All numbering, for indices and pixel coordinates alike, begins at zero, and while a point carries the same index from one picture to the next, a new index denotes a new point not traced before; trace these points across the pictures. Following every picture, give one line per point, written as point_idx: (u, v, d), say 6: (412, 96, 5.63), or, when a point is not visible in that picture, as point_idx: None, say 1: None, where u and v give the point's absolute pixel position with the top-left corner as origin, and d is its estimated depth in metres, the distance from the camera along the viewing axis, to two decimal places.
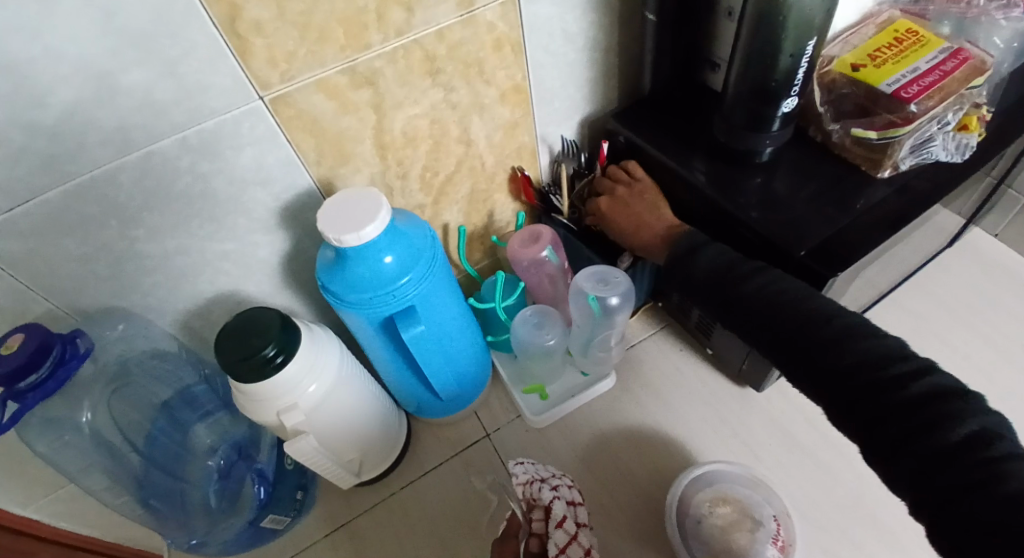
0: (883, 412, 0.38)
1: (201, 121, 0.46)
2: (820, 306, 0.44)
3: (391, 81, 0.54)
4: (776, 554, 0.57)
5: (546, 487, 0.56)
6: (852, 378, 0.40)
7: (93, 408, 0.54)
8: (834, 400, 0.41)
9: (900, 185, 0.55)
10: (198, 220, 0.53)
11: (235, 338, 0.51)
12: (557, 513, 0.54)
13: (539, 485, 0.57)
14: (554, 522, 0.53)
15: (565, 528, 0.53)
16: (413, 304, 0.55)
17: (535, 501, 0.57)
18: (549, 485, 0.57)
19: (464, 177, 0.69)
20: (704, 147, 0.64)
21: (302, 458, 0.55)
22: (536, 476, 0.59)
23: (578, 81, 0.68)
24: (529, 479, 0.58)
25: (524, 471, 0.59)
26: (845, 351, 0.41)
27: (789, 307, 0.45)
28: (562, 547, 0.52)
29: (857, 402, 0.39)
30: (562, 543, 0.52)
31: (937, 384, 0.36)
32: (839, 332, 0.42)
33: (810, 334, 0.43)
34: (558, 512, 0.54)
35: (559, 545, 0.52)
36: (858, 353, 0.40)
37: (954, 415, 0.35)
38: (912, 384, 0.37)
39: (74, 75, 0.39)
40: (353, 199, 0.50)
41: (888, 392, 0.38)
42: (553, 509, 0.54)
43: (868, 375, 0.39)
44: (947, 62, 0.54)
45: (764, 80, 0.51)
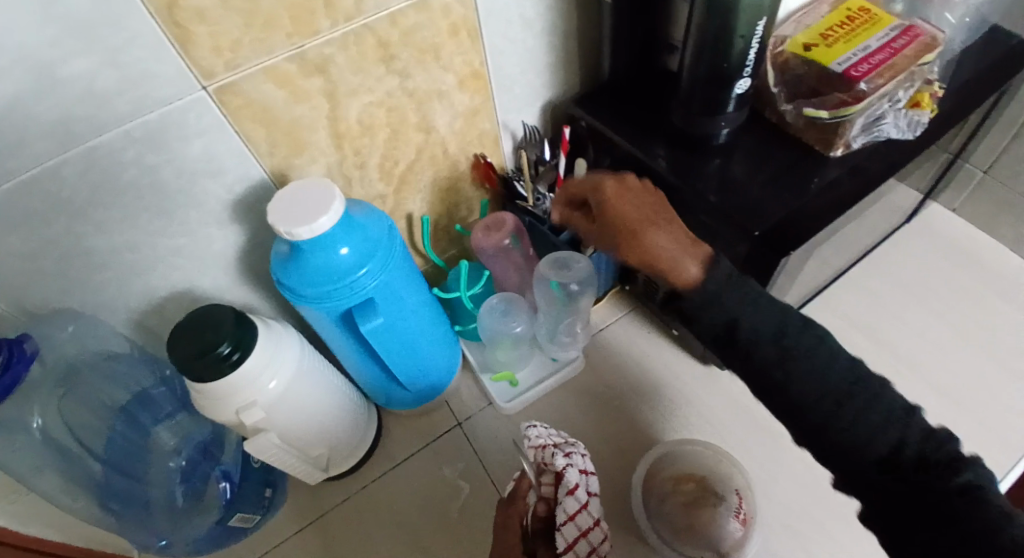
0: (889, 476, 0.35)
1: (145, 113, 0.45)
2: (816, 351, 0.38)
3: (343, 68, 0.53)
4: (738, 527, 0.58)
5: (558, 453, 0.55)
6: (859, 442, 0.36)
7: (44, 412, 0.53)
8: (829, 456, 0.38)
9: (852, 165, 0.56)
10: (146, 215, 0.51)
11: (187, 336, 0.49)
12: (569, 480, 0.53)
13: (551, 451, 0.55)
14: (566, 488, 0.53)
15: (575, 496, 0.52)
16: (373, 296, 0.54)
17: (546, 466, 0.57)
18: (561, 452, 0.56)
19: (426, 166, 0.68)
20: (664, 130, 0.64)
21: (264, 455, 0.55)
22: (550, 441, 0.58)
23: (538, 66, 0.68)
24: (541, 443, 0.57)
25: (538, 436, 0.58)
26: (850, 413, 0.36)
27: (785, 362, 0.38)
28: (571, 515, 0.51)
29: (862, 466, 0.37)
30: (571, 510, 0.51)
31: (932, 435, 0.35)
32: (838, 387, 0.37)
33: (807, 393, 0.38)
34: (572, 479, 0.53)
35: (568, 512, 0.51)
36: (864, 411, 0.36)
37: (955, 468, 0.34)
38: (912, 441, 0.35)
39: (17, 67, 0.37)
40: (304, 190, 0.49)
41: (896, 453, 0.35)
42: (565, 476, 0.53)
43: (876, 438, 0.36)
44: (897, 40, 0.55)
45: (717, 63, 0.52)
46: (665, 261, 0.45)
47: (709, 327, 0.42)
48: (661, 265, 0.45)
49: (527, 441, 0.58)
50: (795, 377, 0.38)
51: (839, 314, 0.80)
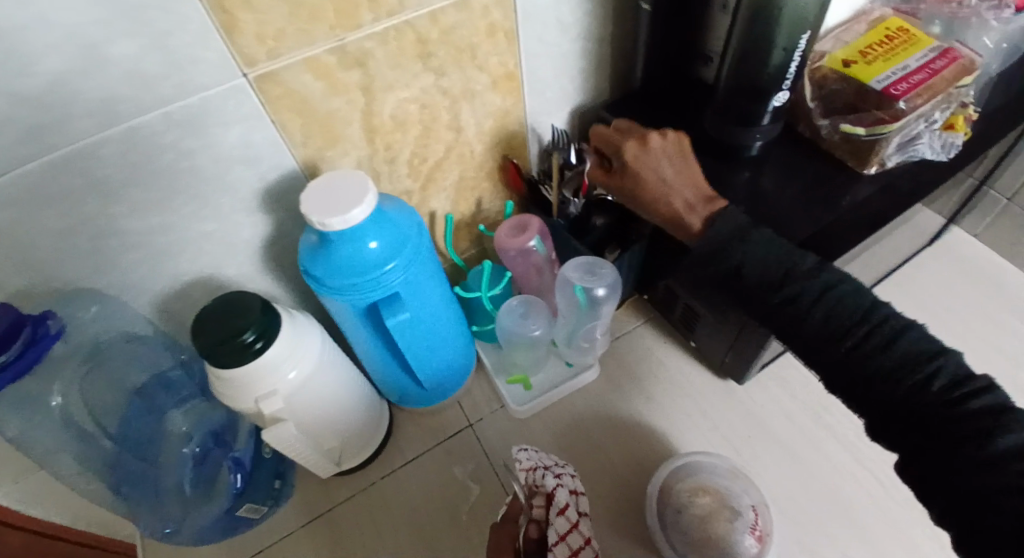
0: (937, 438, 0.36)
1: (186, 97, 0.44)
2: (887, 325, 0.40)
3: (381, 63, 0.53)
4: (754, 543, 0.58)
5: (549, 475, 0.56)
6: (912, 402, 0.37)
7: (64, 391, 0.53)
8: (885, 423, 0.40)
9: (885, 183, 0.56)
10: (179, 199, 0.51)
11: (213, 322, 0.49)
12: (559, 499, 0.52)
13: (542, 472, 0.56)
14: (555, 508, 0.52)
15: (566, 515, 0.52)
16: (397, 291, 0.54)
17: (537, 488, 0.56)
18: (551, 473, 0.57)
19: (454, 164, 0.68)
20: (695, 140, 0.64)
21: (281, 445, 0.54)
22: (540, 464, 0.58)
23: (571, 70, 0.68)
24: (532, 465, 0.57)
25: (528, 458, 0.58)
26: (914, 379, 0.38)
27: (848, 333, 0.41)
28: (561, 535, 0.50)
29: (913, 431, 0.37)
30: (562, 530, 0.50)
31: (958, 376, 0.37)
32: (903, 356, 0.38)
33: (867, 363, 0.40)
34: (561, 499, 0.53)
35: (559, 532, 0.50)
36: (930, 381, 0.37)
37: (1005, 428, 0.33)
38: (968, 403, 0.35)
39: (68, 44, 0.37)
40: (338, 181, 0.49)
41: (946, 414, 0.36)
42: (555, 496, 0.53)
43: (932, 400, 0.37)
44: (936, 61, 0.55)
45: (756, 74, 0.52)
46: (672, 210, 0.53)
47: (764, 294, 0.46)
48: (669, 214, 0.54)
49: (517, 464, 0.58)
50: (853, 348, 0.41)
51: None
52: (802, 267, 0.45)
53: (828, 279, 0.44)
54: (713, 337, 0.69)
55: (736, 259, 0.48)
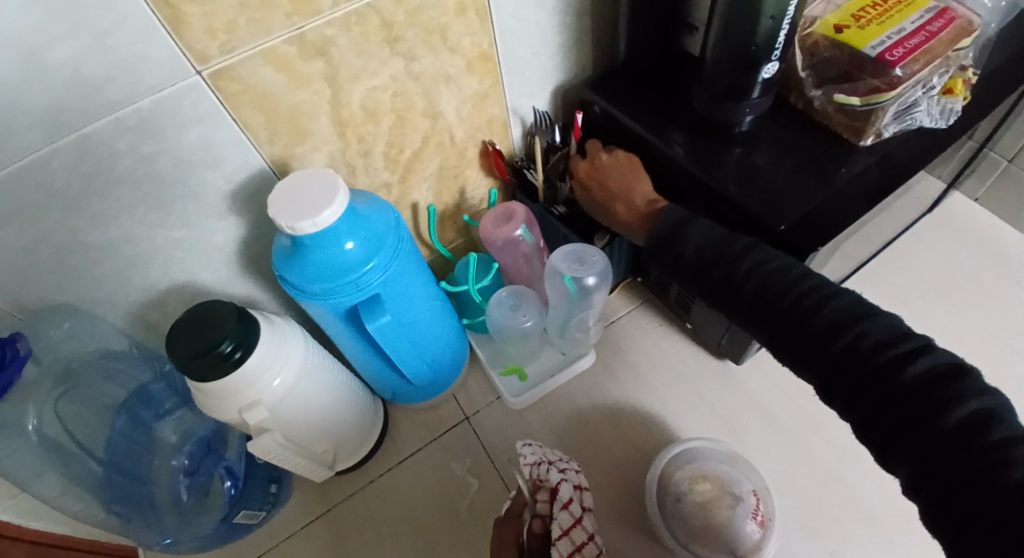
0: (885, 403, 0.34)
1: (136, 101, 0.42)
2: (818, 291, 0.40)
3: (345, 51, 0.50)
4: (756, 529, 0.57)
5: (554, 469, 0.55)
6: (855, 367, 0.36)
7: (39, 412, 0.50)
8: (835, 390, 0.38)
9: (882, 153, 0.53)
10: (143, 206, 0.49)
11: (188, 334, 0.47)
12: (563, 494, 0.52)
13: (547, 467, 0.55)
14: (558, 504, 0.52)
15: (570, 510, 0.51)
16: (378, 292, 0.52)
17: (541, 482, 0.56)
18: (556, 468, 0.56)
19: (433, 153, 0.65)
20: (682, 117, 0.61)
21: (268, 455, 0.53)
22: (544, 458, 0.58)
23: (550, 47, 0.64)
24: (537, 459, 0.57)
25: (532, 453, 0.58)
26: (848, 342, 0.37)
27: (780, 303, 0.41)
28: (565, 529, 0.50)
29: (862, 398, 0.36)
30: (566, 525, 0.50)
31: (909, 348, 0.35)
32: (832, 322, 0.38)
33: (806, 327, 0.39)
34: (565, 494, 0.52)
35: (562, 527, 0.50)
36: (862, 342, 0.36)
37: (944, 388, 0.32)
38: (909, 366, 0.34)
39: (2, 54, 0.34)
40: (307, 181, 0.47)
41: (889, 379, 0.34)
42: (559, 490, 0.53)
43: (871, 363, 0.35)
44: (932, 23, 0.51)
45: (745, 45, 0.48)
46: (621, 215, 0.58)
47: (707, 271, 0.47)
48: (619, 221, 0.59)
49: (522, 459, 0.57)
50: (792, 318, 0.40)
51: None
52: (735, 247, 0.46)
53: (760, 253, 0.44)
54: (709, 319, 0.68)
55: (679, 247, 0.50)
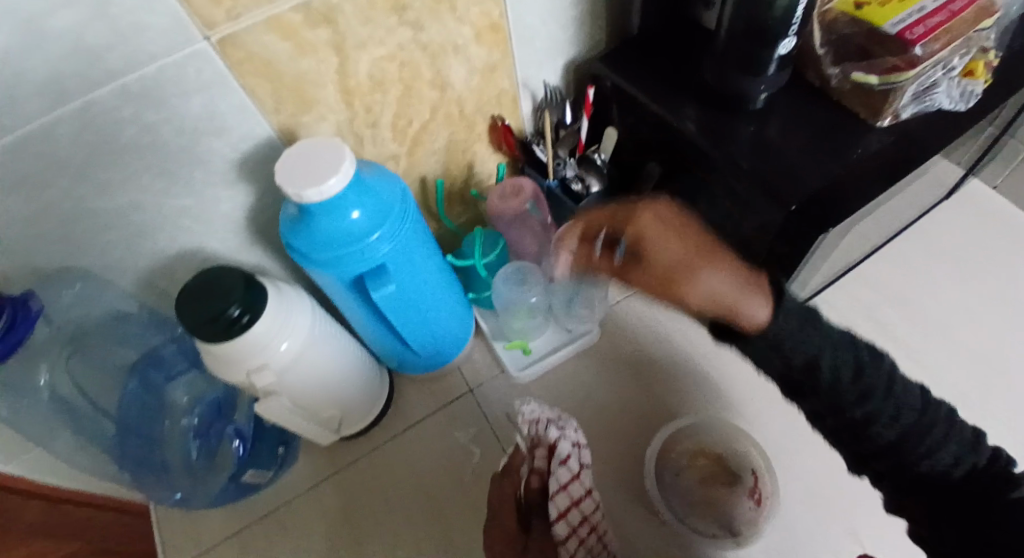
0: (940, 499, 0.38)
1: (141, 68, 0.42)
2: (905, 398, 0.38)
3: (351, 17, 0.49)
4: (752, 506, 0.58)
5: (553, 426, 0.55)
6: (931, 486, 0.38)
7: (50, 370, 0.54)
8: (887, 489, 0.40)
9: (900, 133, 0.52)
10: (150, 173, 0.49)
11: (197, 299, 0.48)
12: (561, 452, 0.53)
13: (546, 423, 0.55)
14: (556, 460, 0.53)
15: (567, 465, 0.53)
16: (384, 262, 0.53)
17: (541, 439, 0.55)
18: (556, 426, 0.56)
19: (441, 126, 0.65)
20: (696, 93, 0.59)
21: (274, 416, 0.56)
22: (545, 416, 0.57)
23: (561, 18, 0.63)
24: (537, 417, 0.56)
25: (532, 410, 0.57)
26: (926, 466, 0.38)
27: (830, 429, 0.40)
28: (562, 484, 0.51)
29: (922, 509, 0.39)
30: (563, 480, 0.52)
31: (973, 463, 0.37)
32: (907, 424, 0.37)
33: (868, 440, 0.39)
34: (563, 450, 0.53)
35: (560, 482, 0.51)
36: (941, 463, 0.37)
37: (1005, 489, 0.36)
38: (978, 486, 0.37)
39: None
40: (312, 149, 0.47)
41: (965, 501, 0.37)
42: (558, 447, 0.53)
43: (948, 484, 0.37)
44: (954, 2, 0.49)
45: (762, 19, 0.47)
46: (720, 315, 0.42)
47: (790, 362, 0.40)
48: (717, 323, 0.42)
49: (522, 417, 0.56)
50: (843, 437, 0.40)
51: (868, 293, 0.76)
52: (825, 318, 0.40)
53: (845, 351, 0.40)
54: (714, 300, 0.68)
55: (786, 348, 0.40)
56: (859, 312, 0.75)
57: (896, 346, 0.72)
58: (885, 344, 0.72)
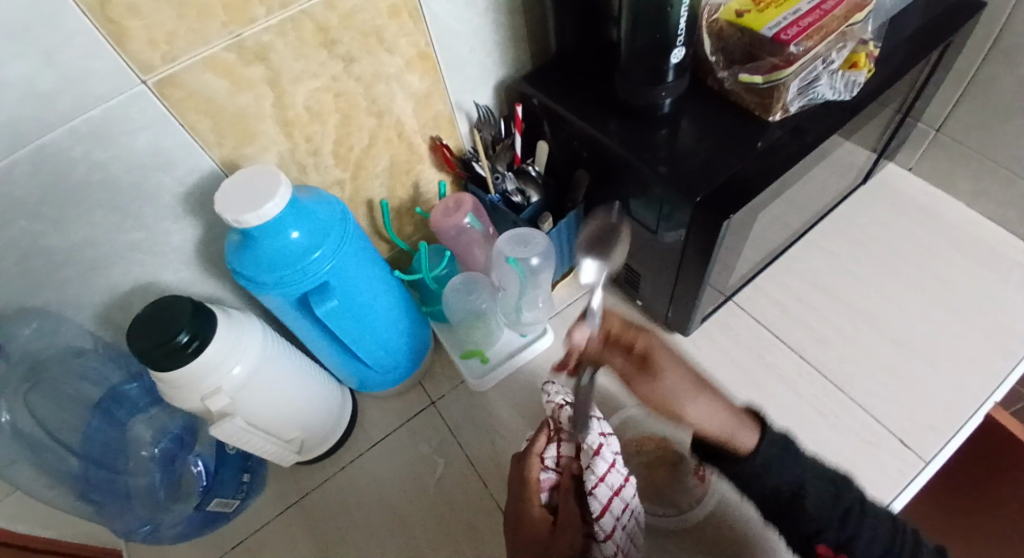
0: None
1: (86, 110, 0.45)
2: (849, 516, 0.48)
3: (284, 55, 0.53)
4: (697, 483, 0.62)
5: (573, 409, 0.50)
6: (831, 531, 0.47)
7: (10, 406, 0.55)
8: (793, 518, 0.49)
9: (793, 126, 0.57)
10: (101, 211, 0.52)
11: (148, 328, 0.50)
12: (591, 442, 0.47)
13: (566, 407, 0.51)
14: (589, 451, 0.47)
15: (603, 457, 0.47)
16: (327, 279, 0.55)
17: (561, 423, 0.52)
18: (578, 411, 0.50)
19: (383, 150, 0.69)
20: (611, 105, 0.65)
21: (234, 440, 0.56)
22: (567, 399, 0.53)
23: (487, 44, 0.68)
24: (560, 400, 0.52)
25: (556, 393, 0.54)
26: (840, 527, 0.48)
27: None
28: (601, 476, 0.46)
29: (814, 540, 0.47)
30: (601, 472, 0.46)
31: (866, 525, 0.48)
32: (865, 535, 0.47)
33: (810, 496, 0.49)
34: (594, 441, 0.47)
35: (599, 475, 0.46)
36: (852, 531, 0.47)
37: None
38: None
39: None
40: (250, 178, 0.50)
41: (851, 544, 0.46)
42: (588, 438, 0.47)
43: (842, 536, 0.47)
44: (827, 2, 0.55)
45: (653, 33, 0.52)
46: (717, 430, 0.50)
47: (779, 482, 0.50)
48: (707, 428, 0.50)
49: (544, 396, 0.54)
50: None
51: (801, 276, 0.81)
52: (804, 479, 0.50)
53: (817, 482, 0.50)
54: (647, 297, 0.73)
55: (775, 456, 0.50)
56: (794, 294, 0.80)
57: (829, 323, 0.76)
58: (819, 323, 0.77)
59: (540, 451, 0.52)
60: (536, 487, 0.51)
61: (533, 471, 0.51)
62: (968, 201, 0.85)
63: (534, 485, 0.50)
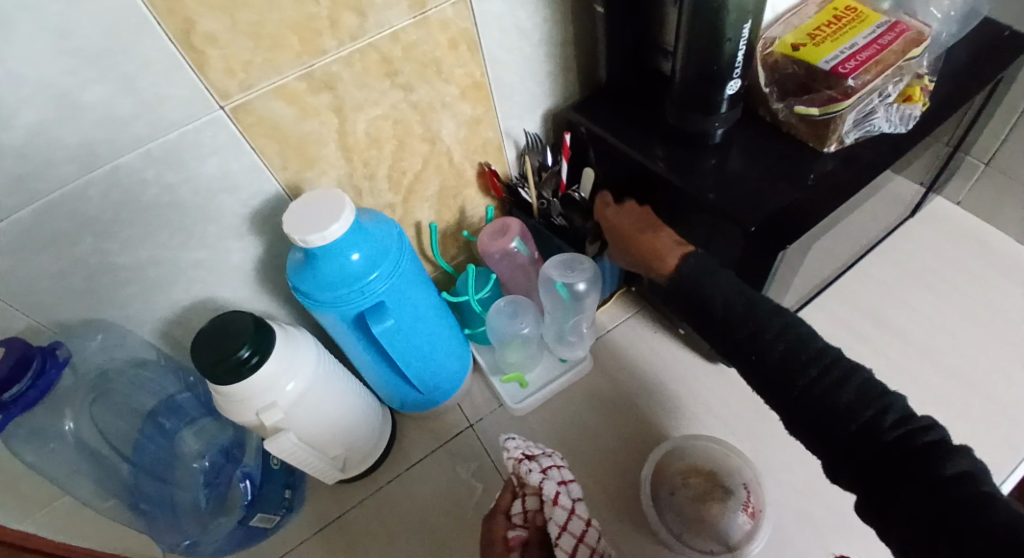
0: (891, 470, 0.39)
1: (164, 133, 0.48)
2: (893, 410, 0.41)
3: (349, 84, 0.56)
4: (746, 520, 0.59)
5: (533, 467, 0.54)
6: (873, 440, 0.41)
7: (75, 417, 0.57)
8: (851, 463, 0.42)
9: (847, 157, 0.57)
10: (169, 229, 0.54)
11: (212, 343, 0.52)
12: (549, 493, 0.52)
13: (526, 465, 0.54)
14: (547, 501, 0.52)
15: (561, 505, 0.52)
16: (382, 300, 0.57)
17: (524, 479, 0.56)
18: (536, 465, 0.55)
19: (432, 175, 0.71)
20: (662, 133, 0.65)
21: (285, 455, 0.57)
22: (526, 452, 0.57)
23: (537, 75, 0.70)
24: (518, 454, 0.56)
25: (515, 446, 0.57)
26: (869, 418, 0.41)
27: (770, 324, 0.48)
28: (563, 525, 0.51)
29: (872, 470, 0.41)
30: (562, 520, 0.51)
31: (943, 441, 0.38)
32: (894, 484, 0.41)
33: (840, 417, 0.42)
34: (551, 490, 0.52)
35: (559, 524, 0.51)
36: (882, 417, 0.41)
37: (949, 455, 0.37)
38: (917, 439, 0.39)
39: (41, 96, 0.40)
40: (314, 201, 0.52)
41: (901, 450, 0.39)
42: (543, 489, 0.52)
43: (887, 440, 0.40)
44: (884, 36, 0.56)
45: (709, 65, 0.53)
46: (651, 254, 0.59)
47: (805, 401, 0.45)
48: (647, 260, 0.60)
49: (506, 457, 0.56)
50: (772, 334, 0.48)
51: (847, 309, 0.80)
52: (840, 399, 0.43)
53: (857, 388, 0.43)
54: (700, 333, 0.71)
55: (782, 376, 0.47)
56: (841, 327, 0.78)
57: (879, 358, 0.74)
58: (867, 357, 0.75)
59: (506, 509, 0.56)
60: (505, 545, 0.54)
61: (499, 529, 0.55)
62: (1022, 237, 0.83)
63: (500, 544, 0.54)
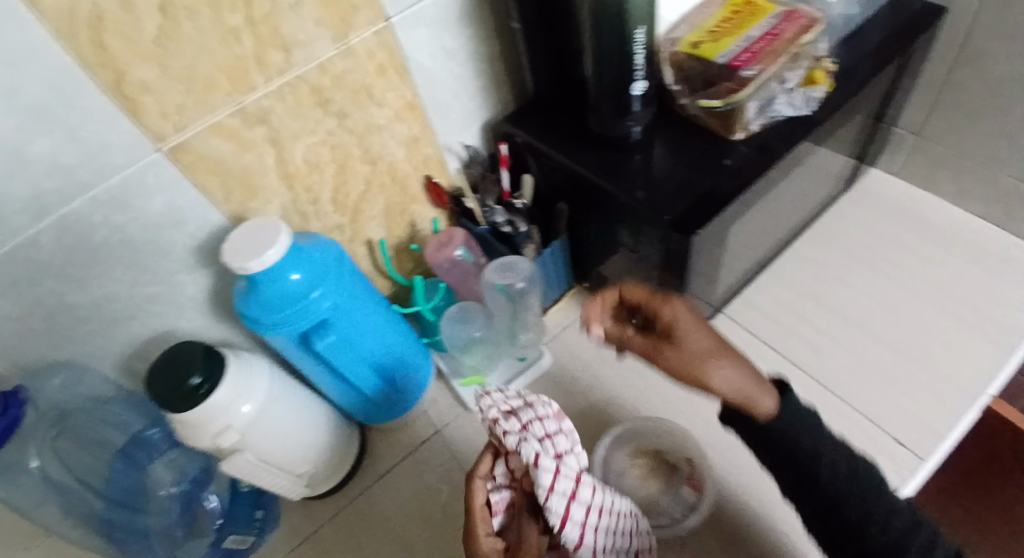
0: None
1: (107, 178, 0.51)
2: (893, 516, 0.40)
3: (283, 116, 0.59)
4: (690, 492, 0.62)
5: (512, 430, 0.47)
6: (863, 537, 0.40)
7: (39, 454, 0.61)
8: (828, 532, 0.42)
9: (759, 143, 0.60)
10: (120, 267, 0.57)
11: (164, 372, 0.54)
12: (528, 456, 0.45)
13: (502, 425, 0.47)
14: (529, 465, 0.45)
15: (545, 466, 0.45)
16: (326, 317, 0.59)
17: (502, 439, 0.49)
18: (513, 426, 0.47)
19: (378, 194, 0.74)
20: (588, 135, 0.68)
21: (241, 473, 0.59)
22: (506, 408, 0.50)
23: (469, 91, 0.74)
24: (496, 413, 0.49)
25: (491, 404, 0.50)
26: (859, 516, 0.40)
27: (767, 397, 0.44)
28: (550, 488, 0.45)
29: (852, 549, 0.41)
30: (549, 483, 0.45)
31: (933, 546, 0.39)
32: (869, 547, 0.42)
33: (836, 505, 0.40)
34: (531, 452, 0.45)
35: (546, 486, 0.45)
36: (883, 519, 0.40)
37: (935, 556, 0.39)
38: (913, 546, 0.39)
39: None
40: (255, 228, 0.55)
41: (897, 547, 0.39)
42: (523, 453, 0.45)
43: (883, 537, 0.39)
44: (777, 27, 0.59)
45: (615, 69, 0.57)
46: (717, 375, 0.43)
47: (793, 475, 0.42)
48: None
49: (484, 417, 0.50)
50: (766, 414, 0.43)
51: (791, 285, 0.83)
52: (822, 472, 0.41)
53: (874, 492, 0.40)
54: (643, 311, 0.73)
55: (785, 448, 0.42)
56: (786, 304, 0.81)
57: (823, 330, 0.77)
58: (811, 331, 0.77)
59: (484, 471, 0.52)
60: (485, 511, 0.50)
61: (476, 497, 0.51)
62: (956, 202, 0.86)
63: (478, 514, 0.50)
